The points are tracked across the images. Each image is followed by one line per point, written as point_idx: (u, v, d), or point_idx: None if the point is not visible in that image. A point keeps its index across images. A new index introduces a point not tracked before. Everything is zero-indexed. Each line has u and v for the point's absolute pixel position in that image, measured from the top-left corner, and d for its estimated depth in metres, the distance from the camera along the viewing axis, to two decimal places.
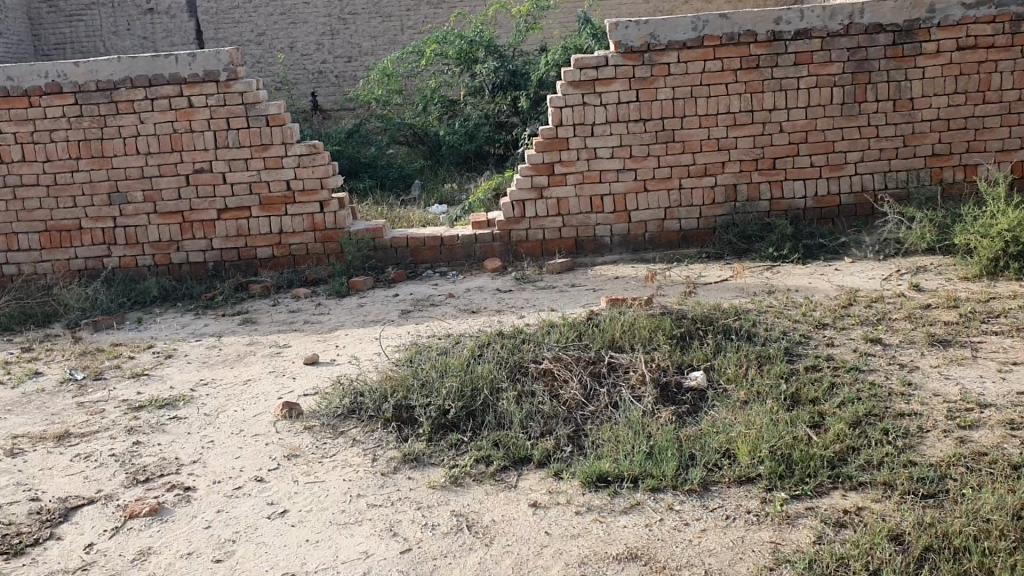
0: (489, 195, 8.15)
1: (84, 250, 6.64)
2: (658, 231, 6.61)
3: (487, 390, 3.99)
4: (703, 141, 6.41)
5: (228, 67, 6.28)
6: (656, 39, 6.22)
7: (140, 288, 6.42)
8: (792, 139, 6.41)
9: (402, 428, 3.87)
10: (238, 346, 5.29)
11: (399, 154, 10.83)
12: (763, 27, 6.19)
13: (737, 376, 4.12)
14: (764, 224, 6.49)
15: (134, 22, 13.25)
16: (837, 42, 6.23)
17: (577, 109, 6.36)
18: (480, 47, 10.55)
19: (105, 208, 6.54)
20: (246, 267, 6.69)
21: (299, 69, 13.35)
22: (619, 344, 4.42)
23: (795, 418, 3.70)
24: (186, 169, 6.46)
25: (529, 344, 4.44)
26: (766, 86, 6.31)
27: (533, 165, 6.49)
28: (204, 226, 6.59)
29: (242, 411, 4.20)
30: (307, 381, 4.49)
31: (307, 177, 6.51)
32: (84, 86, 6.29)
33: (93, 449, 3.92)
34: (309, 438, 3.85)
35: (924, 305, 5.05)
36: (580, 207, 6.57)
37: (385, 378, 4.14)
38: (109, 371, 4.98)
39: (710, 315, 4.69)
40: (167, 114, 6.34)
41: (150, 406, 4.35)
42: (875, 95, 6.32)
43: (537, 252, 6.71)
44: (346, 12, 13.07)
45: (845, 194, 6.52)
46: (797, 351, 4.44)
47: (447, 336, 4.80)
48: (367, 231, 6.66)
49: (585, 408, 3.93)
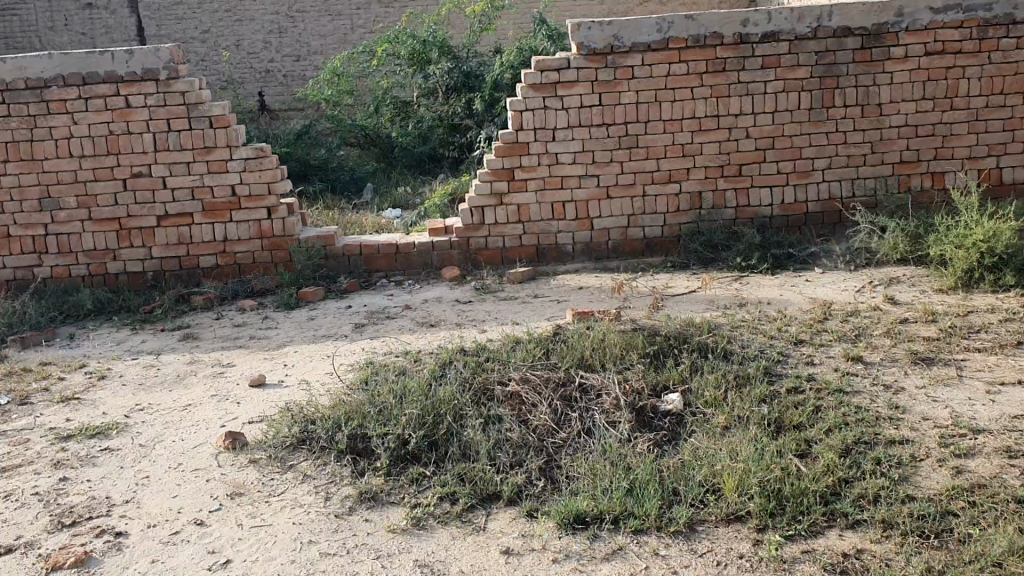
0: (445, 200, 7.85)
1: (13, 259, 6.20)
2: (621, 239, 6.36)
3: (450, 417, 3.69)
4: (668, 146, 6.18)
5: (169, 65, 5.90)
6: (620, 41, 5.97)
7: (73, 300, 5.99)
8: (759, 145, 6.20)
9: (357, 461, 3.55)
10: (178, 365, 4.92)
11: (350, 157, 10.47)
12: (729, 29, 5.98)
13: (716, 399, 3.88)
14: (730, 233, 6.27)
15: (70, 17, 12.67)
16: (805, 45, 6.04)
17: (538, 112, 6.09)
18: (433, 47, 10.24)
19: (35, 214, 6.11)
20: (188, 277, 6.30)
21: (246, 67, 12.92)
22: (589, 363, 4.16)
23: (780, 446, 3.48)
24: (123, 173, 6.05)
25: (494, 364, 4.16)
26: (733, 90, 6.10)
27: (492, 171, 6.20)
28: (143, 233, 6.19)
29: (182, 441, 3.84)
30: (254, 406, 4.15)
31: (254, 182, 6.15)
32: (12, 84, 5.88)
33: (14, 487, 3.54)
34: (255, 473, 3.52)
35: (901, 319, 4.86)
36: (542, 213, 6.30)
37: (338, 403, 3.82)
38: (36, 395, 4.57)
39: (684, 331, 4.43)
40: (103, 114, 5.94)
41: (79, 435, 3.98)
42: (843, 101, 6.14)
43: (497, 261, 6.42)
44: (294, 10, 12.67)
45: (812, 201, 6.33)
46: (776, 370, 4.21)
47: (404, 354, 4.50)
48: (317, 239, 6.31)
49: (557, 435, 3.67)
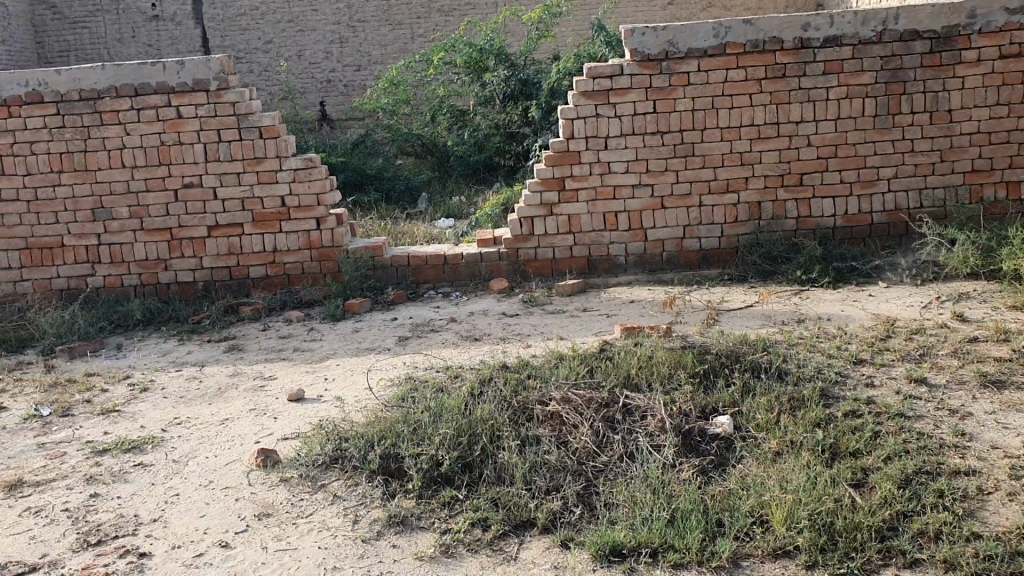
0: (497, 210, 7.74)
1: (67, 269, 6.24)
2: (676, 250, 6.16)
3: (486, 437, 3.58)
4: (725, 154, 5.97)
5: (219, 76, 5.89)
6: (675, 47, 5.79)
7: (123, 310, 6.01)
8: (821, 153, 5.95)
9: (389, 482, 3.45)
10: (220, 378, 4.87)
11: (406, 166, 10.44)
12: (790, 34, 5.75)
13: (768, 423, 3.68)
14: (790, 245, 6.03)
15: (138, 29, 12.91)
16: (869, 50, 5.78)
17: (590, 120, 5.93)
18: (490, 56, 10.15)
19: (88, 224, 6.14)
20: (237, 287, 6.27)
21: (307, 77, 13.00)
22: (635, 382, 3.99)
23: (834, 474, 3.26)
24: (174, 184, 6.06)
25: (536, 382, 4.02)
26: (793, 96, 5.86)
27: (543, 180, 6.06)
28: (194, 244, 6.18)
29: (215, 458, 3.77)
30: (290, 421, 4.07)
31: (303, 192, 6.11)
32: (67, 95, 5.92)
33: (45, 503, 3.50)
34: (284, 493, 3.42)
35: (970, 338, 4.59)
36: (593, 224, 6.13)
37: (373, 421, 3.72)
38: (78, 407, 4.55)
39: (737, 349, 4.23)
40: (154, 125, 5.95)
41: (115, 449, 3.94)
42: (910, 107, 5.87)
43: (546, 273, 6.27)
44: (355, 19, 12.70)
45: (877, 212, 6.05)
46: (833, 392, 3.98)
47: (445, 370, 4.39)
48: (366, 250, 6.24)
49: (597, 459, 3.53)
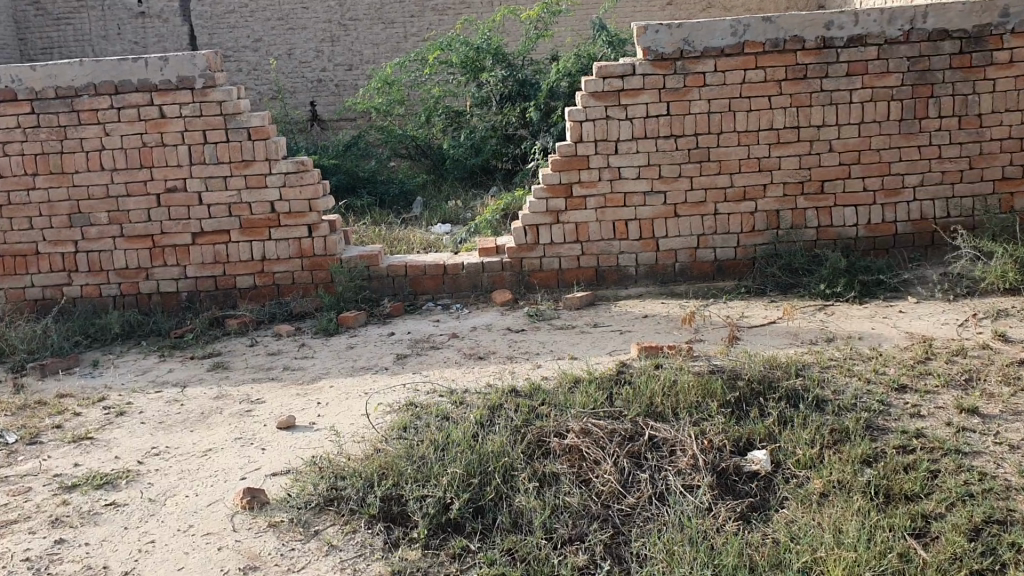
0: (497, 216, 7.37)
1: (42, 278, 5.83)
2: (689, 261, 5.79)
3: (499, 476, 3.26)
4: (742, 160, 5.60)
5: (205, 73, 5.50)
6: (690, 45, 5.42)
7: (100, 323, 5.60)
8: (844, 159, 5.60)
9: (391, 530, 3.11)
10: (204, 401, 4.48)
11: (399, 169, 10.05)
12: (812, 32, 5.39)
13: (810, 459, 3.36)
14: (811, 256, 5.67)
15: (124, 27, 12.50)
16: (895, 50, 5.43)
17: (599, 123, 5.56)
18: (487, 55, 9.72)
19: (65, 231, 5.74)
20: (223, 298, 5.88)
21: (297, 77, 12.59)
22: (659, 411, 3.63)
23: (893, 524, 3.04)
24: (157, 188, 5.66)
25: (550, 411, 3.65)
26: (815, 99, 5.50)
27: (548, 186, 5.68)
28: (177, 251, 5.79)
29: (196, 497, 3.39)
30: (279, 453, 3.69)
31: (294, 198, 5.72)
32: (42, 93, 5.52)
33: (4, 550, 3.11)
34: (273, 541, 3.04)
35: (1017, 361, 4.22)
36: (602, 232, 5.76)
37: (373, 456, 3.37)
38: (47, 433, 4.15)
39: (769, 374, 3.84)
40: (135, 125, 5.55)
41: (85, 485, 3.55)
42: (938, 111, 5.52)
43: (552, 284, 5.89)
44: (347, 18, 12.31)
45: (902, 221, 5.70)
46: (878, 423, 3.61)
47: (449, 395, 4.00)
48: (360, 259, 5.86)
49: (623, 501, 3.23)
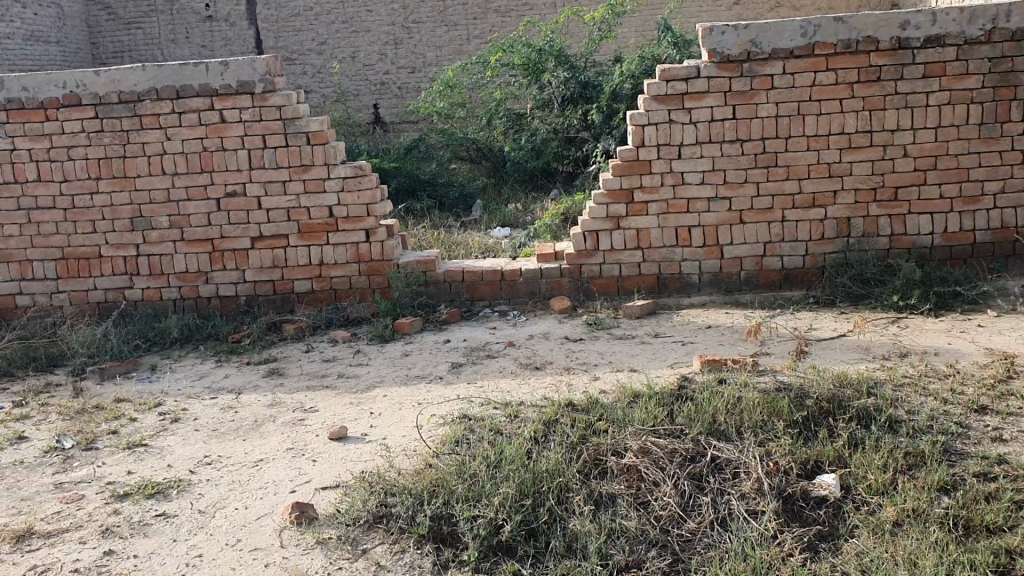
0: (557, 220, 7.25)
1: (104, 281, 5.88)
2: (755, 269, 5.60)
3: (553, 498, 3.16)
4: (812, 165, 5.39)
5: (265, 77, 5.46)
6: (758, 46, 5.22)
7: (160, 327, 5.63)
8: (920, 165, 5.36)
9: (440, 551, 3.02)
10: (257, 408, 4.44)
11: (460, 172, 9.98)
12: (887, 32, 5.15)
13: (882, 485, 3.18)
14: (884, 265, 5.44)
15: (192, 30, 12.69)
16: (976, 50, 5.17)
17: (662, 127, 5.39)
18: (549, 57, 9.58)
19: (127, 234, 5.77)
20: (281, 302, 5.87)
21: (361, 80, 12.62)
22: (722, 430, 3.47)
23: (974, 560, 2.85)
24: (216, 192, 5.66)
25: (608, 427, 3.52)
26: (889, 102, 5.26)
27: (609, 191, 5.54)
28: (236, 255, 5.79)
29: (245, 510, 3.33)
30: (330, 465, 3.62)
31: (352, 203, 5.68)
32: (105, 97, 5.54)
33: (52, 561, 3.09)
34: (321, 559, 2.97)
35: None
36: (664, 239, 5.60)
37: (424, 473, 3.28)
38: (103, 439, 4.15)
39: (839, 392, 3.64)
40: (196, 130, 5.55)
41: (136, 495, 3.52)
42: (1021, 114, 5.25)
43: (612, 291, 5.75)
44: (410, 20, 12.29)
45: (981, 230, 5.44)
46: (955, 448, 3.40)
47: (503, 408, 3.89)
48: (417, 264, 5.79)
49: (683, 526, 3.10)
